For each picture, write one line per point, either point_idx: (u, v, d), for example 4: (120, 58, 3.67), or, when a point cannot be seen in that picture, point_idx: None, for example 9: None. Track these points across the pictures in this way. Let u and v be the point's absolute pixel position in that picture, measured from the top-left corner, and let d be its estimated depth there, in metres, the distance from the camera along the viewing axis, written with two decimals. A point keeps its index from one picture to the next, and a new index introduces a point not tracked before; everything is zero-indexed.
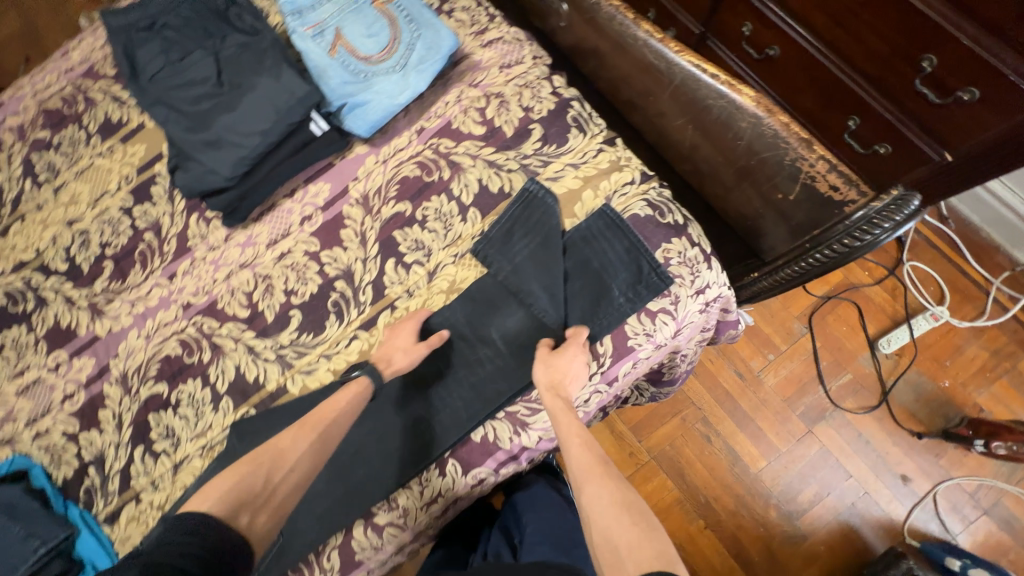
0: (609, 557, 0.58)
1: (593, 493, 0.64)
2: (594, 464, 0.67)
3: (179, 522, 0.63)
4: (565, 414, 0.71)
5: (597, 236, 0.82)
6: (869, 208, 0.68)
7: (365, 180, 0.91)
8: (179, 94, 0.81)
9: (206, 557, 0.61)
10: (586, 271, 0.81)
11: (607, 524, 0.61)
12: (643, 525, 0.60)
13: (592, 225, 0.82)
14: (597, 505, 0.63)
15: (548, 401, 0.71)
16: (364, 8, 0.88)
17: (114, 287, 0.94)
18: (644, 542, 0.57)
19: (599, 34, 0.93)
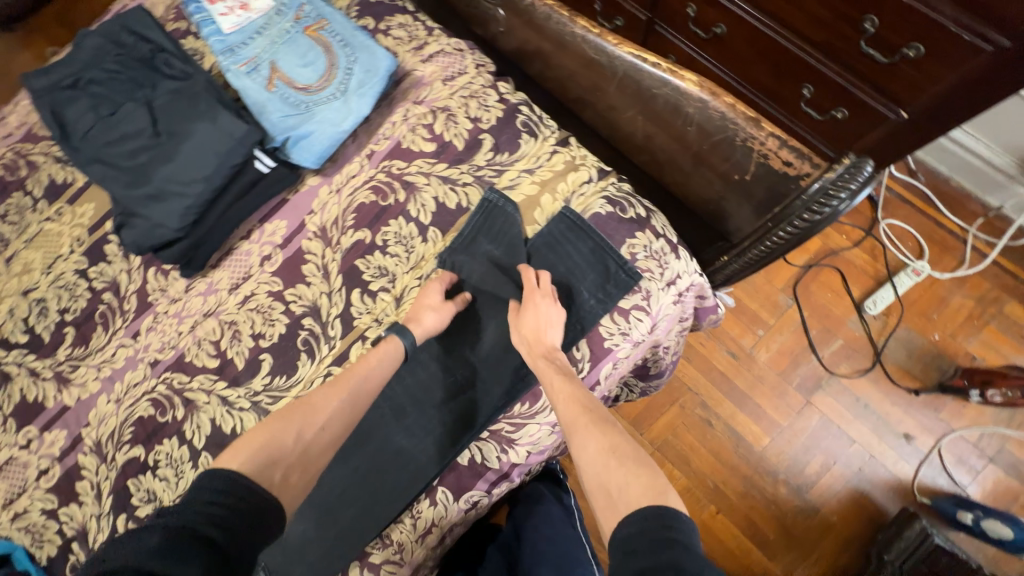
0: (603, 500, 0.58)
1: (582, 443, 0.63)
2: (580, 414, 0.65)
3: (213, 477, 0.59)
4: (548, 372, 0.70)
5: (559, 240, 0.80)
6: (825, 178, 0.66)
7: (321, 212, 0.89)
8: (114, 149, 0.79)
9: (237, 520, 0.56)
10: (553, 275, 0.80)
11: (598, 471, 0.60)
12: (634, 465, 0.58)
13: (554, 229, 0.81)
14: (585, 454, 0.62)
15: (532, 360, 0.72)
16: (297, 37, 0.87)
17: (78, 354, 0.91)
18: (633, 483, 0.56)
19: (540, 35, 0.92)
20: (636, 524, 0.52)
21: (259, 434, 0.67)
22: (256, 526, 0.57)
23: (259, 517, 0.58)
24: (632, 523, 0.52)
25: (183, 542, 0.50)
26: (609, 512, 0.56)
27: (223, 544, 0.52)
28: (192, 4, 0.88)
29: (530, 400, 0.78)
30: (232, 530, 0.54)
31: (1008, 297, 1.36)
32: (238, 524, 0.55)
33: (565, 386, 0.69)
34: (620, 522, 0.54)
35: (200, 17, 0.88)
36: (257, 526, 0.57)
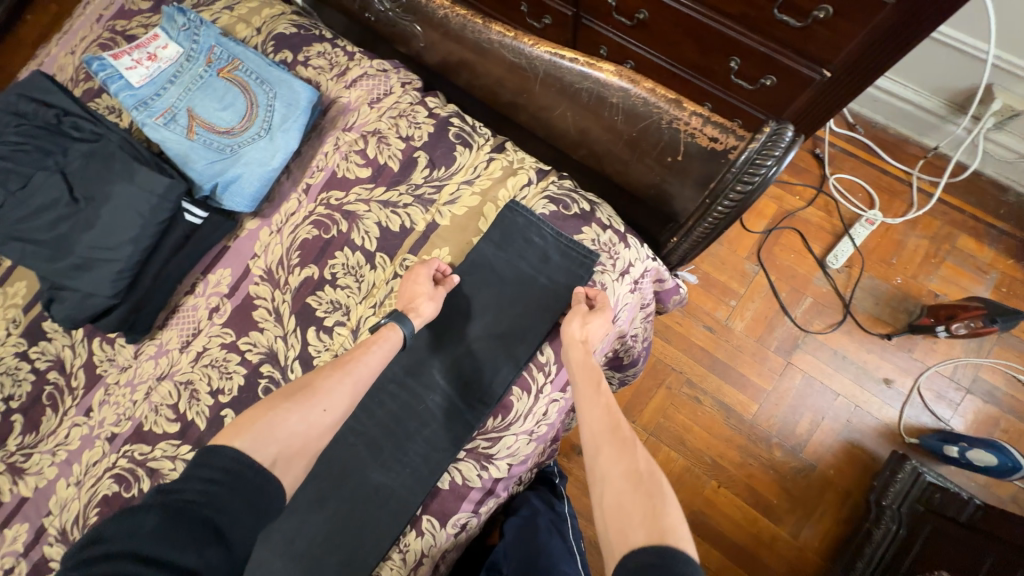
0: (618, 522, 0.56)
1: (608, 461, 0.62)
2: (615, 430, 0.64)
3: (215, 455, 0.58)
4: (591, 377, 0.69)
5: (518, 231, 0.80)
6: (750, 149, 0.67)
7: (265, 254, 0.87)
8: (31, 223, 0.76)
9: (237, 501, 0.55)
10: (518, 267, 0.80)
11: (619, 491, 0.58)
12: (657, 499, 0.56)
13: (512, 220, 0.81)
14: (610, 470, 0.61)
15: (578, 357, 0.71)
16: (211, 80, 0.84)
17: (29, 442, 0.87)
18: (655, 516, 0.54)
19: (460, 45, 0.90)
20: (648, 556, 0.50)
21: (262, 410, 0.64)
22: (258, 506, 0.56)
23: (260, 499, 0.57)
24: (646, 554, 0.51)
25: (182, 530, 0.50)
26: (622, 536, 0.54)
27: (221, 530, 0.52)
28: (93, 62, 0.84)
29: (502, 412, 0.76)
30: (232, 512, 0.54)
31: (959, 232, 1.40)
32: (238, 505, 0.55)
33: (604, 394, 0.68)
34: (631, 551, 0.52)
35: (105, 75, 0.83)
36: (258, 503, 0.56)
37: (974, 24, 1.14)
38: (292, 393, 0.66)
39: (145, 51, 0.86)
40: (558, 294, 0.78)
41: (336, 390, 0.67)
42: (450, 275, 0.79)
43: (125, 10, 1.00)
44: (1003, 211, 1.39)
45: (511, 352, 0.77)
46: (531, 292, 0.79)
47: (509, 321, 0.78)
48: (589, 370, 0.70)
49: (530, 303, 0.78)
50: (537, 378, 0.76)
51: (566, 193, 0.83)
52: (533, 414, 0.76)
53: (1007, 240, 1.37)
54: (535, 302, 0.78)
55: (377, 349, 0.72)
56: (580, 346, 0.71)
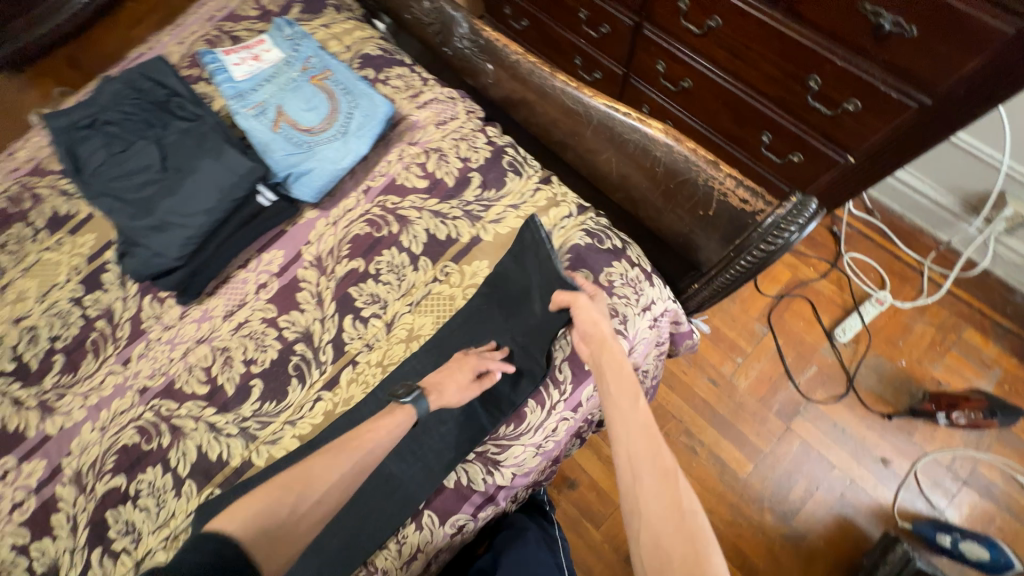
0: (654, 560, 0.57)
1: (647, 489, 0.61)
2: (657, 458, 0.63)
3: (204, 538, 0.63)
4: (634, 396, 0.69)
5: (529, 247, 0.85)
6: (776, 214, 0.74)
7: (317, 242, 0.94)
8: (122, 183, 0.84)
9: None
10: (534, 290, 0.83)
11: (661, 528, 0.58)
12: (698, 541, 0.57)
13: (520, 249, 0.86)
14: (651, 502, 0.60)
15: (620, 376, 0.70)
16: (303, 84, 0.94)
17: (65, 381, 0.92)
18: (697, 561, 0.55)
19: (524, 85, 0.99)
20: None
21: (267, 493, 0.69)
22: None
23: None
24: None
25: None
26: None
27: None
28: (207, 56, 0.96)
29: (515, 421, 0.80)
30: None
31: (965, 324, 1.44)
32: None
33: (643, 411, 0.67)
34: None
35: (214, 67, 0.95)
36: None
37: (991, 135, 1.25)
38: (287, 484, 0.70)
39: (251, 52, 0.98)
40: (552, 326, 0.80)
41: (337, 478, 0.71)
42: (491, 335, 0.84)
43: (235, 15, 1.13)
44: (1010, 311, 1.44)
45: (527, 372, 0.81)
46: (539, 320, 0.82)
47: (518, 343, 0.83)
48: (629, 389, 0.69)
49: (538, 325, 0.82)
50: (552, 395, 0.80)
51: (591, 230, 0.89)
52: (543, 428, 0.80)
53: (1012, 339, 1.42)
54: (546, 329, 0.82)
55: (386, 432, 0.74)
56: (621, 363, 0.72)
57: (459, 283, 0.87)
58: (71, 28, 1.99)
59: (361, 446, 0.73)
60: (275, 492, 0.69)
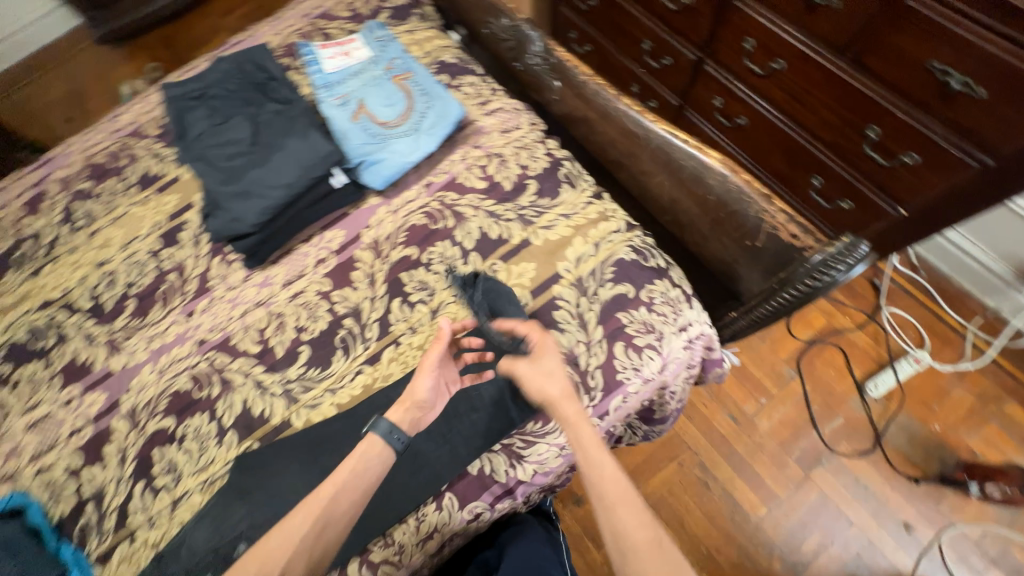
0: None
1: (637, 567, 0.59)
2: (639, 529, 0.62)
3: None
4: (608, 465, 0.66)
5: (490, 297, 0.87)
6: (825, 252, 0.75)
7: (377, 227, 1.00)
8: (216, 151, 0.93)
9: None
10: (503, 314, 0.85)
11: None
12: None
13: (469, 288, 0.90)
14: None
15: (590, 447, 0.68)
16: (385, 82, 1.03)
17: (134, 324, 1.00)
18: None
19: (588, 105, 1.04)
20: None
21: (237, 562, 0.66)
22: None
23: None
24: None
25: None
26: None
27: None
28: (306, 48, 1.06)
29: (543, 420, 0.83)
30: None
31: (1007, 397, 1.39)
32: None
33: (620, 480, 0.66)
34: None
35: (310, 59, 1.05)
36: None
37: None
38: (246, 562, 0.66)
39: (343, 48, 1.07)
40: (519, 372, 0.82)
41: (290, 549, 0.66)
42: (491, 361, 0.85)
43: (329, 14, 1.23)
44: None
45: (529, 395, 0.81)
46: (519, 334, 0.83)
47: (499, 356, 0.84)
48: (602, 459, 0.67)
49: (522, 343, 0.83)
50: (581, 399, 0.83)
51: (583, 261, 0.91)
52: None
53: None
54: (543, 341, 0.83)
55: (345, 479, 0.71)
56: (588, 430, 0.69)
57: (504, 281, 0.91)
58: (172, 11, 2.20)
59: (320, 500, 0.69)
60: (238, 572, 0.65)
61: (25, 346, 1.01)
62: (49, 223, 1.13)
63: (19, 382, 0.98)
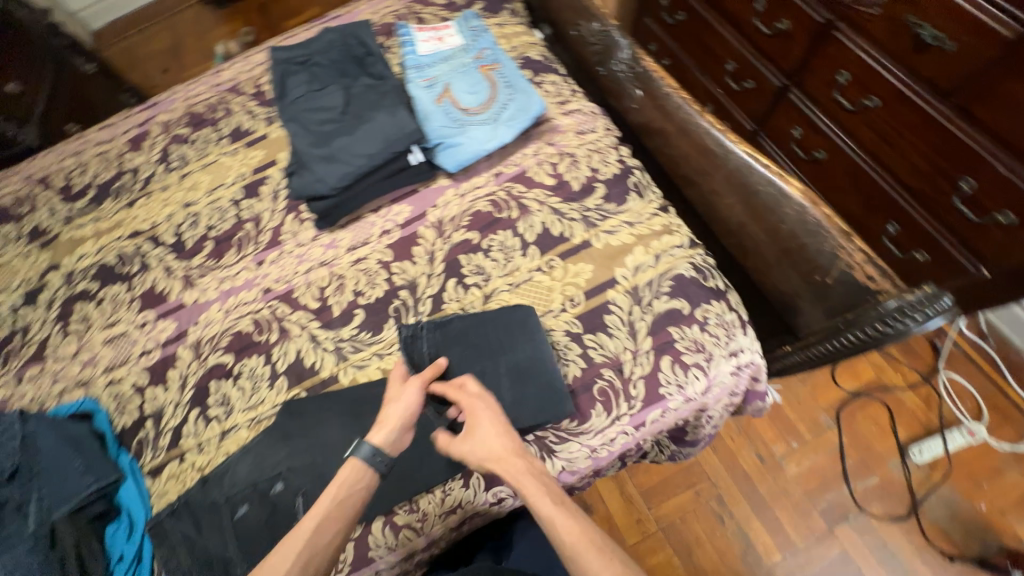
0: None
1: None
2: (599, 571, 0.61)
3: None
4: (555, 512, 0.66)
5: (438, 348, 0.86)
6: (902, 299, 0.72)
7: (443, 208, 1.03)
8: (310, 115, 1.00)
9: None
10: (466, 349, 0.86)
11: None
12: None
13: (420, 329, 0.88)
14: None
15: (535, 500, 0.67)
16: (472, 71, 1.06)
17: (209, 264, 1.07)
18: None
19: (666, 118, 1.03)
20: None
21: None
22: None
23: None
24: None
25: None
26: None
27: None
28: (404, 30, 1.12)
29: (579, 419, 0.83)
30: None
31: None
32: None
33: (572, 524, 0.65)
34: None
35: (406, 40, 1.10)
36: None
37: None
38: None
39: (438, 33, 1.11)
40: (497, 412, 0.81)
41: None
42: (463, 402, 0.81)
43: None
44: None
45: (526, 415, 0.80)
46: (491, 361, 0.85)
47: (481, 380, 0.83)
48: (547, 510, 0.66)
49: (500, 367, 0.84)
50: (620, 405, 0.82)
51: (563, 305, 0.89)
52: (602, 435, 0.82)
53: None
54: (534, 359, 0.84)
55: (328, 505, 0.69)
56: (535, 484, 0.69)
57: (559, 278, 0.92)
58: None
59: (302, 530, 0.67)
60: None
61: (112, 268, 1.11)
62: (147, 161, 1.23)
63: (103, 300, 1.08)
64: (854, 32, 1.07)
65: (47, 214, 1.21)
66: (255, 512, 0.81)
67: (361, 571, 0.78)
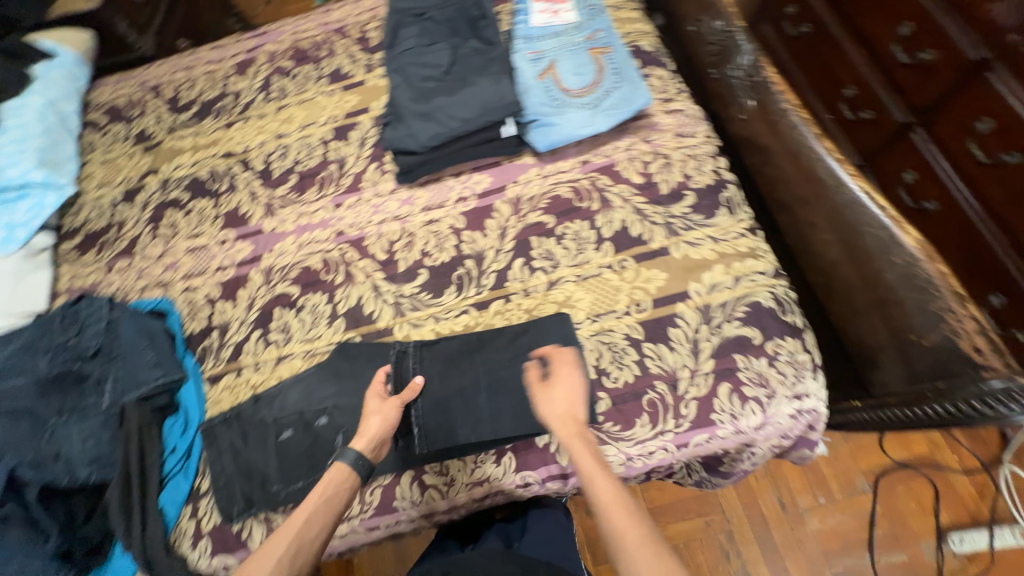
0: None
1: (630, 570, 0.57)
2: (624, 528, 0.60)
3: None
4: (592, 467, 0.67)
5: (422, 366, 0.87)
6: (1011, 382, 0.65)
7: (523, 185, 1.02)
8: (415, 70, 1.03)
9: None
10: (448, 367, 0.86)
11: None
12: None
13: (408, 346, 0.89)
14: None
15: (576, 454, 0.69)
16: (581, 51, 1.03)
17: (290, 197, 1.11)
18: None
19: (775, 135, 0.97)
20: None
21: None
22: None
23: None
24: None
25: None
26: None
27: None
28: None
29: (622, 424, 0.81)
30: None
31: None
32: None
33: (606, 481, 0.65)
34: None
35: (521, 9, 1.08)
36: None
37: None
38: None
39: (554, 6, 1.08)
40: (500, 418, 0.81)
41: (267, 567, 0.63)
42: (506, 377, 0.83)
43: None
44: None
45: (524, 425, 0.80)
46: (471, 377, 0.84)
47: (460, 399, 0.83)
48: (587, 464, 0.68)
49: (479, 383, 0.83)
50: (666, 421, 0.80)
51: (576, 325, 0.87)
52: (642, 445, 0.80)
53: None
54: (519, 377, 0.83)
55: (316, 502, 0.69)
56: (579, 441, 0.71)
57: (627, 280, 0.90)
58: None
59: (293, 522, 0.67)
60: None
61: (203, 183, 1.17)
62: (249, 88, 1.28)
63: (190, 212, 1.14)
64: (1010, 75, 0.97)
65: (154, 121, 1.29)
66: (297, 438, 0.85)
67: (384, 517, 0.82)
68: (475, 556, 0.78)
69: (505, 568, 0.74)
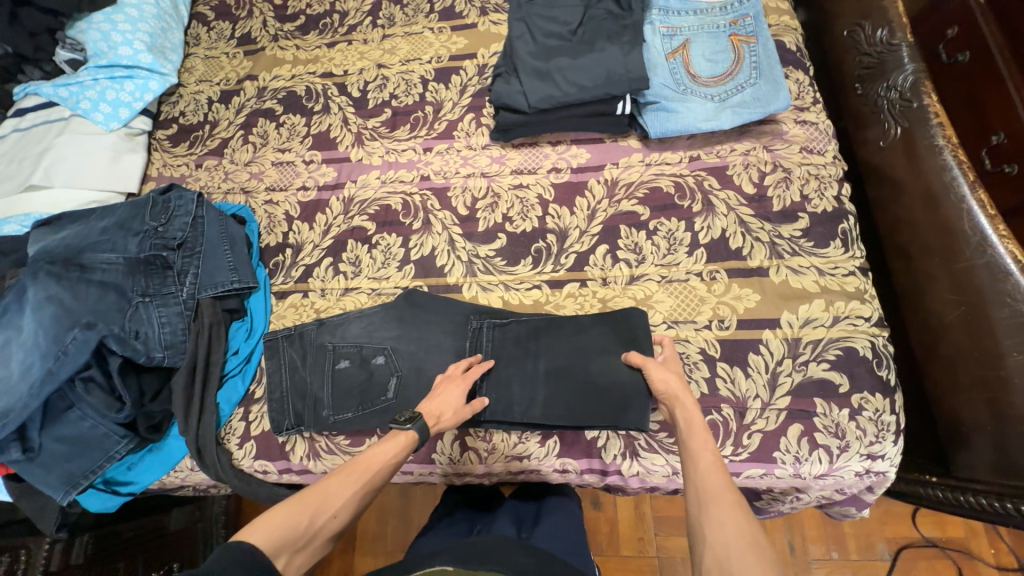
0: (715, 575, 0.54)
1: (714, 514, 0.58)
2: (721, 489, 0.60)
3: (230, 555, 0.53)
4: (700, 426, 0.67)
5: (488, 344, 0.85)
6: None
7: (623, 169, 0.96)
8: (541, 23, 0.96)
9: None
10: (515, 349, 0.85)
11: (726, 549, 0.55)
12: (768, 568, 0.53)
13: (480, 323, 0.87)
14: (715, 526, 0.57)
15: (684, 408, 0.70)
16: (721, 36, 0.94)
17: (381, 131, 1.09)
18: None
19: (915, 172, 0.87)
20: None
21: (285, 510, 0.59)
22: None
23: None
24: None
25: None
26: None
27: None
28: None
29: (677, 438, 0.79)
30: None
31: None
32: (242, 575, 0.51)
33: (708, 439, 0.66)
34: None
35: None
36: None
37: None
38: (304, 494, 0.61)
39: None
40: (558, 403, 0.81)
41: (347, 496, 0.63)
42: (564, 366, 0.82)
43: None
44: None
45: (583, 416, 0.79)
46: (532, 361, 0.84)
47: (520, 381, 0.83)
48: (694, 419, 0.68)
49: (539, 369, 0.83)
50: (724, 446, 0.77)
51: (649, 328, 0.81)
52: None
53: None
54: (583, 370, 0.82)
55: (395, 458, 0.68)
56: (686, 397, 0.71)
57: (713, 292, 0.85)
58: None
59: (369, 467, 0.66)
60: (295, 505, 0.60)
61: (298, 98, 1.16)
62: (358, 9, 1.24)
63: (282, 125, 1.14)
64: None
65: (259, 26, 1.27)
66: (352, 371, 0.87)
67: (421, 465, 0.84)
68: (493, 538, 0.75)
69: (526, 561, 0.70)
